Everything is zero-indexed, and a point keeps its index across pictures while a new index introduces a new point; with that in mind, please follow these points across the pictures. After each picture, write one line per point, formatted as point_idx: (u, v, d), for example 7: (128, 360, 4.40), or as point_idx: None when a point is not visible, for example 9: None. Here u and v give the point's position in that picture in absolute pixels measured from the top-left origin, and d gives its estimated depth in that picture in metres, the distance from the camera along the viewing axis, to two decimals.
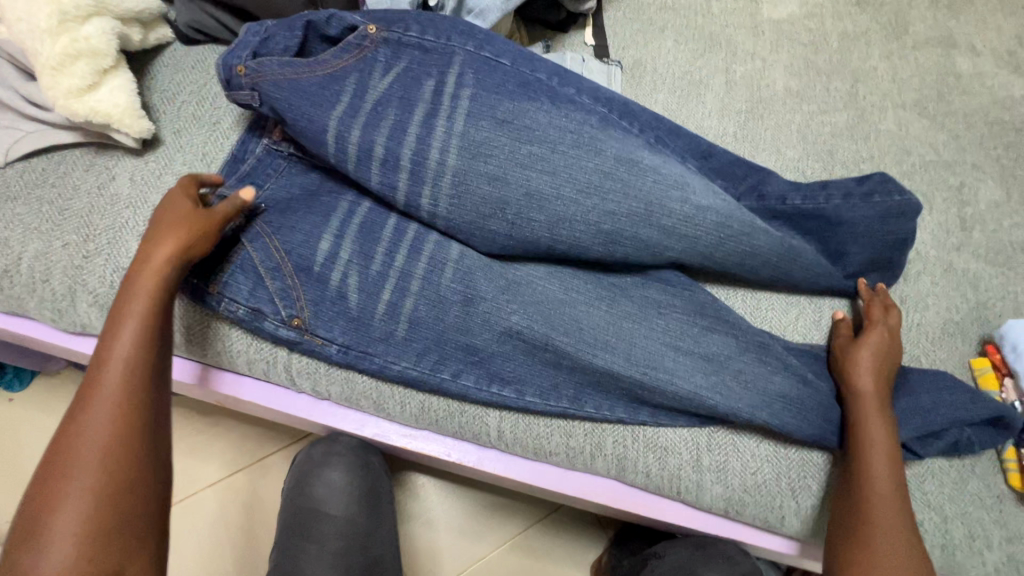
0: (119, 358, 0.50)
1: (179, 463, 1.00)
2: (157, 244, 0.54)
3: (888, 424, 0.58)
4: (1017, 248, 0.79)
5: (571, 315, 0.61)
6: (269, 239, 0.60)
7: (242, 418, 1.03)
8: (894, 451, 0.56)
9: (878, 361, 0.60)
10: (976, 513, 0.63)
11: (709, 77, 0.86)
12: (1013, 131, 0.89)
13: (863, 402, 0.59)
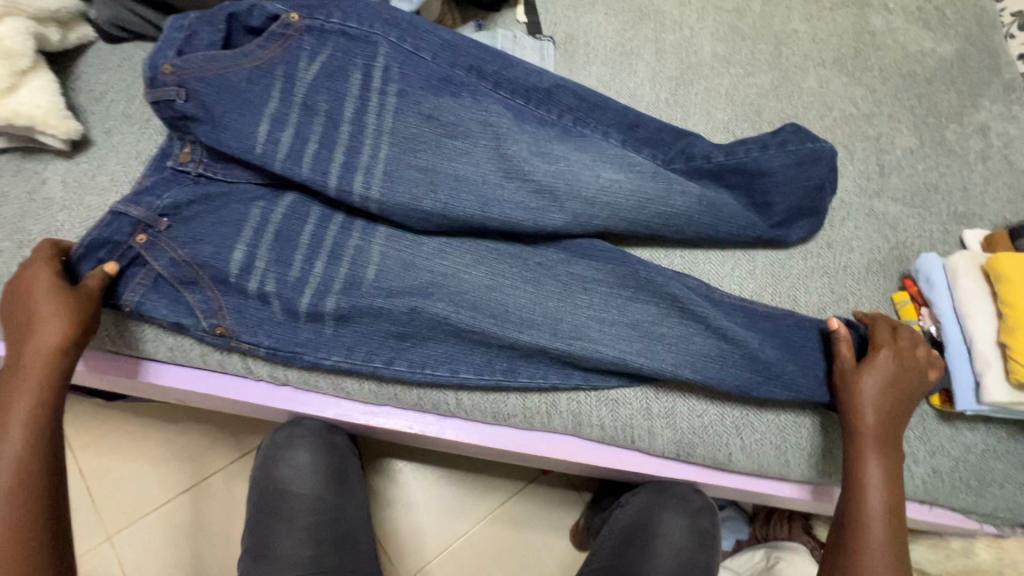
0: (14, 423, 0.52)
1: (149, 472, 1.00)
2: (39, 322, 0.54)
3: (884, 459, 0.59)
4: (930, 190, 0.85)
5: (498, 299, 0.64)
6: (173, 251, 0.60)
7: (208, 423, 1.03)
8: (888, 484, 0.59)
9: (881, 392, 0.60)
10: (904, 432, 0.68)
11: (640, 47, 0.89)
12: (924, 82, 0.95)
13: (863, 438, 0.60)
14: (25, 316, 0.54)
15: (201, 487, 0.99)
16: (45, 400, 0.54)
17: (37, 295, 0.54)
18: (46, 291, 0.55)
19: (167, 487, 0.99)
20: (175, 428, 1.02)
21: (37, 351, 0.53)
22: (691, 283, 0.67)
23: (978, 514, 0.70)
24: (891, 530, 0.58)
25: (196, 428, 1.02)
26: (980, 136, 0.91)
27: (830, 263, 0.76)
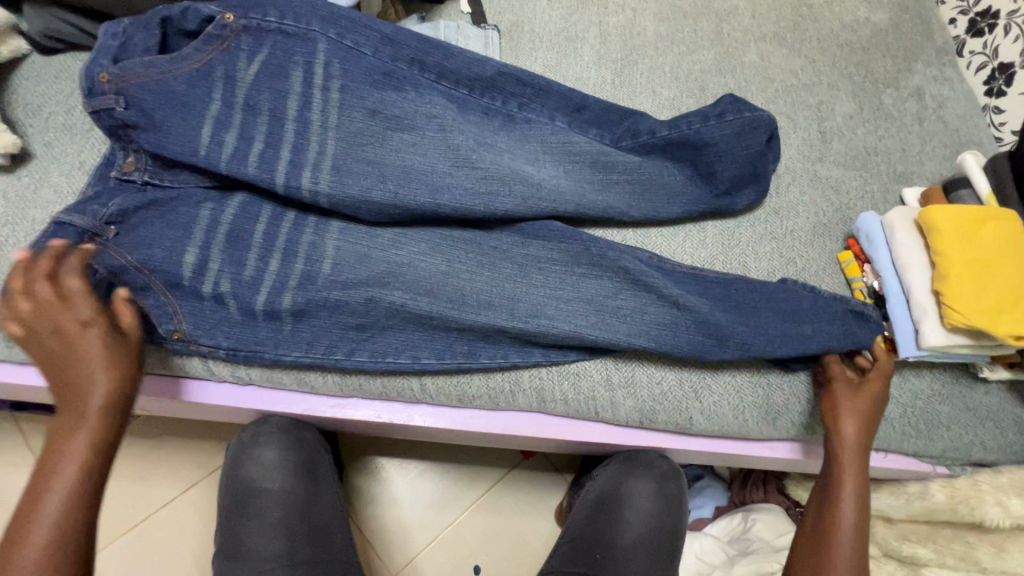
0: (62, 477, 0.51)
1: (127, 488, 0.99)
2: (89, 373, 0.52)
3: (859, 483, 0.63)
4: (870, 153, 0.89)
5: (454, 283, 0.65)
6: (124, 255, 0.59)
7: (184, 433, 1.02)
8: (860, 508, 0.62)
9: (867, 417, 0.64)
10: None
11: (585, 31, 0.91)
12: (860, 50, 0.99)
13: (841, 462, 0.64)
14: (71, 368, 0.52)
15: (181, 498, 0.99)
16: (97, 460, 0.52)
17: (81, 339, 0.52)
18: (87, 330, 0.53)
19: (144, 503, 0.98)
20: (150, 443, 1.01)
21: (90, 411, 0.52)
22: (643, 254, 0.70)
23: (929, 456, 0.73)
24: (856, 554, 0.61)
25: (172, 441, 1.02)
26: (916, 99, 0.95)
27: (778, 229, 0.79)
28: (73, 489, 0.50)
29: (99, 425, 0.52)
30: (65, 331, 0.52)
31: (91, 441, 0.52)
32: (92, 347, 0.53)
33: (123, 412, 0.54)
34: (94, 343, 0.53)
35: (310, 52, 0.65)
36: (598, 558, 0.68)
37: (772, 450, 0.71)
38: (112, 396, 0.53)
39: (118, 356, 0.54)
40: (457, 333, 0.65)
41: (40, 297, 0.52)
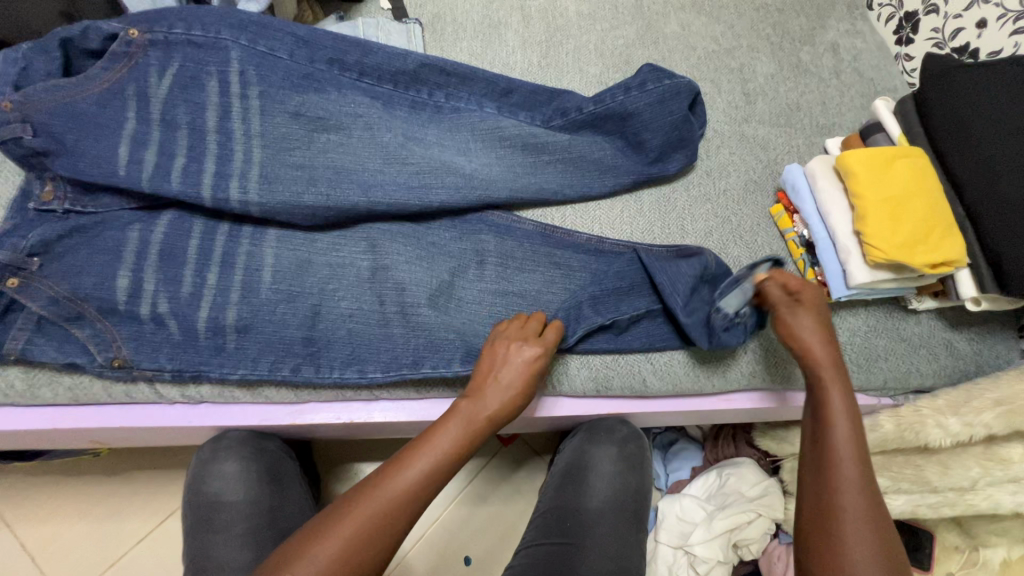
0: (454, 426, 0.56)
1: (97, 527, 0.96)
2: (493, 393, 0.59)
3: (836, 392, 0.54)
4: (793, 108, 0.92)
5: (398, 279, 0.66)
6: (51, 288, 0.58)
7: (150, 464, 1.00)
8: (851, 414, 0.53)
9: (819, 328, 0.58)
10: None
11: (507, 17, 0.91)
12: (776, 12, 1.02)
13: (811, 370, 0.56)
14: (494, 388, 0.59)
15: (156, 530, 0.97)
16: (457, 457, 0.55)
17: (519, 360, 0.60)
18: (526, 357, 0.61)
19: (117, 541, 0.96)
20: (118, 481, 0.99)
21: (481, 416, 0.57)
22: (579, 236, 0.73)
23: (873, 389, 0.77)
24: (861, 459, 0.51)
25: (143, 475, 0.99)
26: (831, 54, 0.99)
27: (710, 190, 0.82)
28: (427, 477, 0.53)
29: (476, 428, 0.57)
30: (513, 355, 0.61)
31: (456, 440, 0.55)
32: (518, 367, 0.60)
33: (490, 429, 0.58)
34: (524, 365, 0.60)
35: (223, 62, 0.64)
36: (569, 527, 0.70)
37: (726, 402, 0.74)
38: (505, 411, 0.59)
39: (528, 388, 0.60)
40: (402, 336, 0.65)
41: (509, 331, 0.63)
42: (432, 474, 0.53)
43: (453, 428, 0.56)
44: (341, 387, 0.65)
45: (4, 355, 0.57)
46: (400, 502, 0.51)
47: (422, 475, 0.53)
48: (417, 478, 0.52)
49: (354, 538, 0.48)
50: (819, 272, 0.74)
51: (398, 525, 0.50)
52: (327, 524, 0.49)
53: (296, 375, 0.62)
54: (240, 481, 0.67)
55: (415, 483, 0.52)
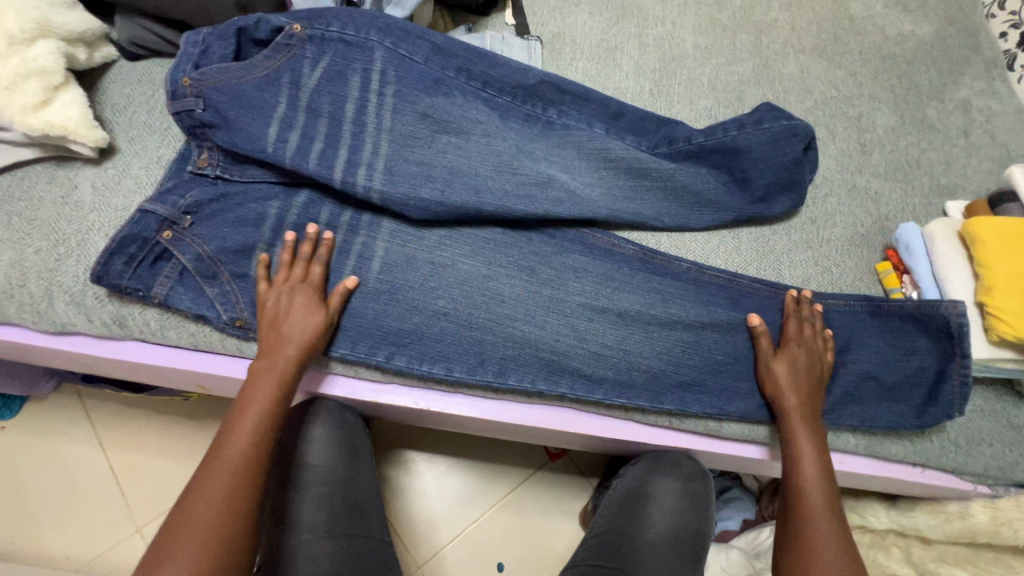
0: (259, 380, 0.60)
1: (175, 466, 1.05)
2: (286, 339, 0.62)
3: (814, 434, 0.64)
4: (913, 164, 0.88)
5: (493, 291, 0.69)
6: (197, 245, 0.65)
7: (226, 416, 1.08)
8: (821, 466, 0.63)
9: (801, 376, 0.66)
10: (900, 393, 0.69)
11: (624, 42, 0.94)
12: (903, 63, 0.98)
13: (792, 419, 0.65)
14: (280, 338, 0.62)
15: None
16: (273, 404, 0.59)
17: (297, 311, 0.63)
18: (297, 306, 0.63)
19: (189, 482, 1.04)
20: (198, 426, 1.07)
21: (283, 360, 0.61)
22: (679, 264, 0.73)
23: (969, 473, 0.71)
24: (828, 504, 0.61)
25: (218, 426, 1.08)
26: (962, 112, 0.94)
27: (814, 237, 0.79)
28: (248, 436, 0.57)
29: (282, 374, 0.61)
30: (293, 309, 0.63)
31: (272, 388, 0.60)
32: (303, 327, 0.62)
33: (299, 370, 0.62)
34: (311, 328, 0.62)
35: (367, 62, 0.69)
36: (624, 553, 0.70)
37: None
38: (304, 347, 0.62)
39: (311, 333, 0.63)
40: (489, 343, 0.68)
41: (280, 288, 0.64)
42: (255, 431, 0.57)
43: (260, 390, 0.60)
44: (424, 378, 0.68)
45: (149, 298, 0.64)
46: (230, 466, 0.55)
47: (245, 452, 0.56)
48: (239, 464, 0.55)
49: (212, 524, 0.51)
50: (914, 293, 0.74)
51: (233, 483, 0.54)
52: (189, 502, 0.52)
53: (388, 360, 0.66)
54: (325, 446, 0.71)
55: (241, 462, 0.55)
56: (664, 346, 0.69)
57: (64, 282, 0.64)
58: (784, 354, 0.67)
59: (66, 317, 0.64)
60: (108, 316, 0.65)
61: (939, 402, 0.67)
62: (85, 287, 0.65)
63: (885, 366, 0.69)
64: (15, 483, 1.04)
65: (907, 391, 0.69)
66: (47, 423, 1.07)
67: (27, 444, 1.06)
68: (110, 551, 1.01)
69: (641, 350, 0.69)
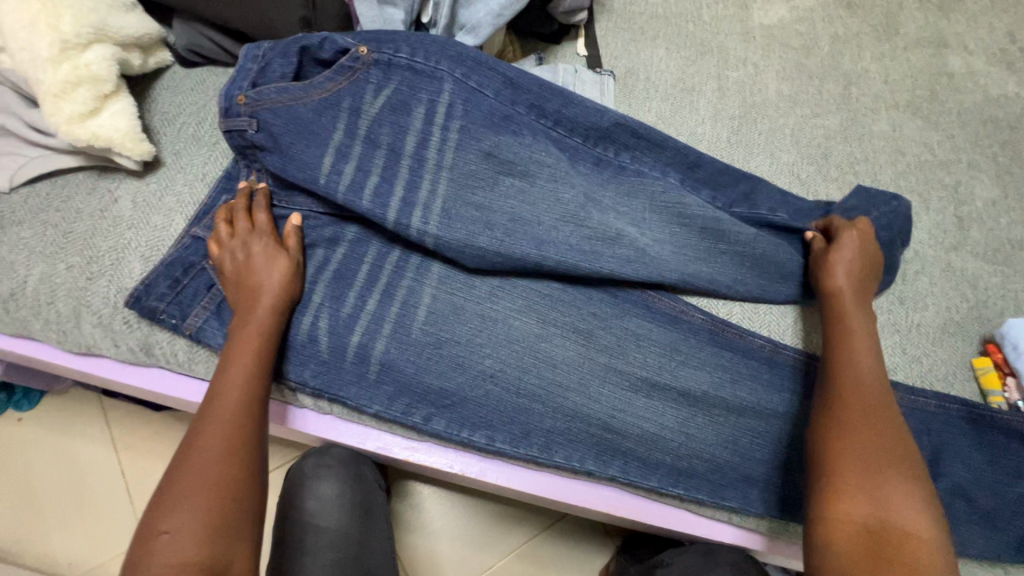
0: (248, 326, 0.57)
1: None
2: (259, 275, 0.58)
3: (868, 343, 0.59)
4: (1016, 246, 0.79)
5: (545, 353, 0.63)
6: None
7: None
8: (878, 374, 0.57)
9: (853, 288, 0.62)
10: (998, 516, 0.60)
11: (701, 83, 0.87)
12: (1008, 128, 0.89)
13: (841, 324, 0.60)
14: (254, 277, 0.58)
15: None
16: (258, 349, 0.56)
17: (264, 246, 0.59)
18: (266, 244, 0.60)
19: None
20: None
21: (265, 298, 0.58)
22: (753, 341, 0.66)
23: None
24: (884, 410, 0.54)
25: None
26: None
27: (902, 321, 0.71)
28: (238, 386, 0.54)
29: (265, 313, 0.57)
30: (260, 243, 0.60)
31: (255, 332, 0.57)
32: (275, 265, 0.59)
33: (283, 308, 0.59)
34: (278, 271, 0.59)
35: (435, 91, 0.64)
36: None
37: None
38: (284, 286, 0.59)
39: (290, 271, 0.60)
40: (537, 413, 0.61)
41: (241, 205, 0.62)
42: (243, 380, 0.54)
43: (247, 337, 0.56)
44: (461, 444, 0.62)
45: (180, 328, 0.59)
46: (223, 420, 0.52)
47: (236, 405, 0.53)
48: (234, 414, 0.52)
49: (207, 474, 0.49)
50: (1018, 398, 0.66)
51: (225, 439, 0.51)
52: (184, 462, 0.49)
53: (425, 422, 0.61)
54: (338, 504, 0.67)
55: (238, 408, 0.53)
56: (729, 434, 0.62)
57: (94, 303, 0.60)
58: (839, 268, 0.63)
59: (92, 340, 0.60)
60: (133, 343, 0.60)
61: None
62: (114, 310, 0.61)
63: (983, 485, 0.61)
64: (25, 479, 1.01)
65: (1004, 515, 0.60)
66: (62, 420, 1.04)
67: (40, 439, 1.03)
68: (114, 561, 0.99)
69: (705, 435, 0.62)
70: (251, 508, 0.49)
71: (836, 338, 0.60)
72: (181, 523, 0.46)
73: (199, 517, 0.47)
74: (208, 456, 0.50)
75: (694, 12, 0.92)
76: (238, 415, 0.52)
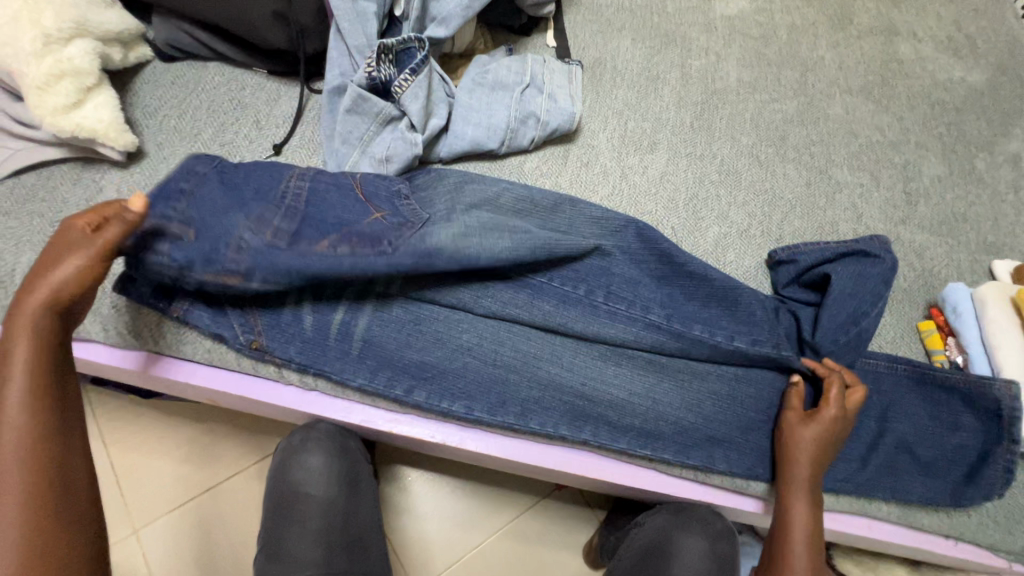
0: (26, 315, 0.50)
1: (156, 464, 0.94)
2: (59, 257, 0.50)
3: (812, 485, 0.61)
4: (959, 218, 0.85)
5: (519, 326, 0.67)
6: None
7: (216, 417, 0.97)
8: (813, 516, 0.60)
9: (819, 438, 0.61)
10: (941, 466, 0.65)
11: (666, 72, 0.91)
12: (953, 110, 0.95)
13: (790, 452, 0.62)
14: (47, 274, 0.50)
15: (205, 483, 0.93)
16: (44, 326, 0.50)
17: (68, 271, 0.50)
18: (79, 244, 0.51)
19: (166, 501, 0.92)
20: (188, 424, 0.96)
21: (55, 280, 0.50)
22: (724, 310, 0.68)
23: (1008, 552, 0.67)
24: (814, 546, 0.60)
25: (212, 429, 0.96)
26: (1011, 166, 0.90)
27: None
28: (20, 386, 0.48)
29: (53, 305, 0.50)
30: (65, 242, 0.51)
31: (36, 316, 0.50)
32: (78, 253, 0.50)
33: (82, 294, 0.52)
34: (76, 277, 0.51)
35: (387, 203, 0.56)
36: None
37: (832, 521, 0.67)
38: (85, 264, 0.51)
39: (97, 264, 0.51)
40: (512, 383, 0.65)
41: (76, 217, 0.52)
42: (34, 366, 0.49)
43: (26, 324, 0.50)
44: (441, 415, 0.65)
45: (168, 310, 0.62)
46: (15, 422, 0.47)
47: (22, 400, 0.48)
48: (19, 415, 0.48)
49: (6, 489, 0.46)
50: (959, 356, 0.72)
51: (16, 440, 0.47)
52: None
53: (407, 394, 0.64)
54: (324, 477, 0.70)
55: (25, 406, 0.48)
56: (693, 396, 0.66)
57: None
58: (794, 407, 0.65)
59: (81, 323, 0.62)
60: (122, 325, 0.63)
61: (981, 480, 0.64)
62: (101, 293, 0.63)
63: (928, 438, 0.66)
64: None
65: (947, 465, 0.65)
66: None
67: None
68: None
69: (671, 399, 0.66)
70: (47, 489, 0.47)
71: (783, 462, 0.63)
72: (3, 532, 0.45)
73: (11, 522, 0.45)
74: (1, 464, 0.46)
75: (658, 5, 0.96)
76: (30, 410, 0.48)
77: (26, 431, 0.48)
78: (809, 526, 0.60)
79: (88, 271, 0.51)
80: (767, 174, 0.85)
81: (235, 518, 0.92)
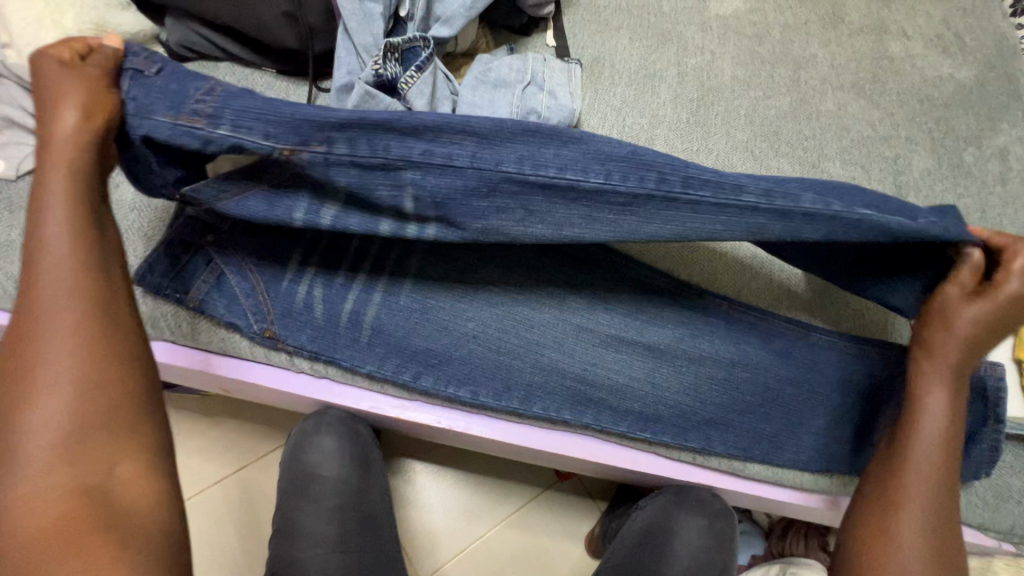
0: (62, 167, 0.49)
1: None
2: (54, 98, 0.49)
3: (954, 379, 0.57)
4: (948, 210, 0.88)
5: (522, 312, 0.68)
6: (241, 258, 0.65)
7: (224, 410, 0.99)
8: (949, 423, 0.57)
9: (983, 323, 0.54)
10: None
11: (662, 70, 0.93)
12: (942, 106, 0.98)
13: (938, 352, 0.57)
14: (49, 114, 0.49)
15: (214, 475, 0.95)
16: (77, 183, 0.50)
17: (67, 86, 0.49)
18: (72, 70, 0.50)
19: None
20: (197, 417, 0.98)
21: (63, 128, 0.49)
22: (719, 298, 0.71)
23: (995, 530, 0.69)
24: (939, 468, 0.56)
25: (220, 423, 0.98)
26: (999, 160, 0.93)
27: None
28: (62, 250, 0.48)
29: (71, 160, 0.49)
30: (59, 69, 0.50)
31: (64, 181, 0.49)
32: (90, 87, 0.50)
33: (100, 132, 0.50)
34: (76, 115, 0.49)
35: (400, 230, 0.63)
36: None
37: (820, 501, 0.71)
38: (91, 106, 0.49)
39: (98, 104, 0.50)
40: (515, 369, 0.67)
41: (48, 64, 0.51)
42: (68, 228, 0.48)
43: (55, 184, 0.49)
44: (447, 400, 0.68)
45: (184, 301, 0.64)
46: (56, 290, 0.47)
47: (69, 269, 0.48)
48: (61, 279, 0.47)
49: (51, 353, 0.45)
50: None
51: (66, 310, 0.46)
52: (24, 354, 0.46)
53: (415, 380, 0.66)
54: (337, 459, 0.73)
55: (70, 268, 0.48)
56: (693, 380, 0.68)
57: None
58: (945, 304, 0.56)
59: None
60: (138, 315, 0.65)
61: (967, 460, 0.67)
62: None
63: None
64: None
65: None
66: None
67: None
68: None
69: (671, 384, 0.68)
70: (116, 386, 0.47)
71: (914, 376, 0.59)
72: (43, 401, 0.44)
73: (59, 392, 0.45)
74: (50, 345, 0.46)
75: (655, 5, 0.99)
76: (71, 275, 0.47)
77: (76, 304, 0.47)
78: (941, 428, 0.57)
79: (92, 105, 0.50)
80: (761, 167, 0.87)
81: (243, 509, 0.94)
